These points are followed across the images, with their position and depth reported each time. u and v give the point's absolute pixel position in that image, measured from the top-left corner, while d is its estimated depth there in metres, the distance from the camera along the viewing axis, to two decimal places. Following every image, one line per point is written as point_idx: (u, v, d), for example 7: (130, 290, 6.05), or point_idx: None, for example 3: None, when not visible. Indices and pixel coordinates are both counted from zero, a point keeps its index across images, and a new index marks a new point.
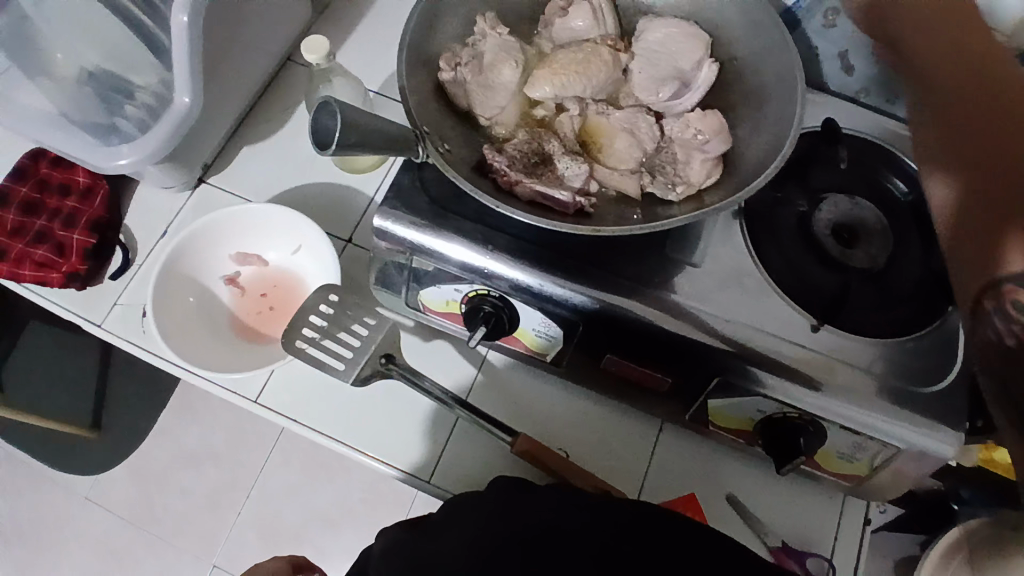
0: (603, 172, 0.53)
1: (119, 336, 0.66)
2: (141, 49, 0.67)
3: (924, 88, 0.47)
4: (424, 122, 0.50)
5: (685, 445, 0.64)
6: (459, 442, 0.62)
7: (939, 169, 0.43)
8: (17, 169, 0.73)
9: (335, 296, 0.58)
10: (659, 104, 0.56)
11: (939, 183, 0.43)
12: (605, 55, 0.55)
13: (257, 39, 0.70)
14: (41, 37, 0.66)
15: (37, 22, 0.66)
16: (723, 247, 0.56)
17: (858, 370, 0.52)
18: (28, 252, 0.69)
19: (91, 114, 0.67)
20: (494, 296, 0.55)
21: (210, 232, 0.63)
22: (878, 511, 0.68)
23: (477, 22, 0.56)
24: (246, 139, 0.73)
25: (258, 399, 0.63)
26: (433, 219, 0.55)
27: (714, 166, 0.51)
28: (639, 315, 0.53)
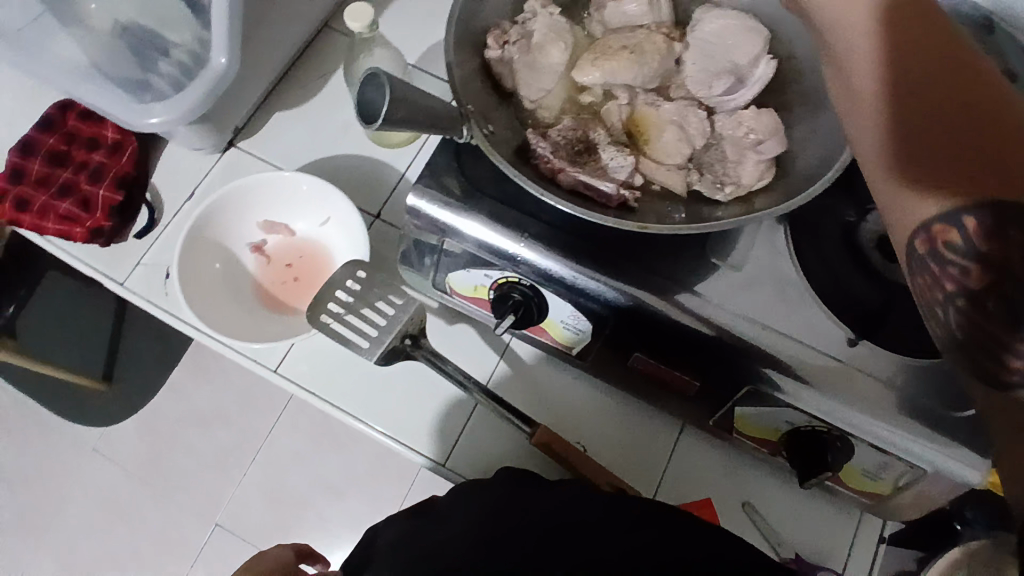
0: (649, 167, 0.51)
1: (142, 296, 0.65)
2: (182, 10, 0.66)
3: (839, 35, 0.32)
4: (468, 101, 0.48)
5: (706, 449, 0.63)
6: (477, 428, 0.61)
7: (894, 148, 0.29)
8: (46, 120, 0.72)
9: (362, 273, 0.57)
10: (712, 99, 0.53)
11: (892, 172, 0.29)
12: (659, 43, 0.53)
13: (297, 2, 0.68)
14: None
15: None
16: (764, 252, 0.55)
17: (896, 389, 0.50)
18: (52, 205, 0.68)
19: (126, 70, 0.66)
20: (525, 284, 0.54)
21: (239, 197, 0.62)
22: None
23: (528, 0, 0.55)
24: (279, 104, 0.72)
25: (278, 370, 0.63)
26: (469, 201, 0.54)
27: (767, 169, 0.49)
28: (673, 316, 0.51)
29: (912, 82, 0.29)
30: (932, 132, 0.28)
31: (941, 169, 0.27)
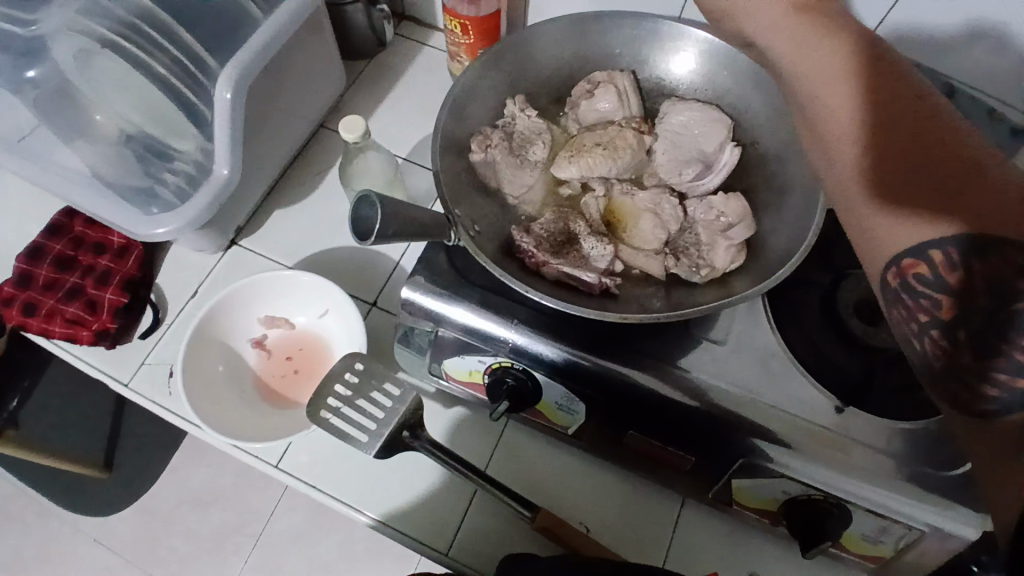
0: (628, 253, 0.54)
1: (145, 395, 0.67)
2: (184, 120, 0.69)
3: (823, 98, 0.40)
4: (455, 204, 0.52)
5: (707, 522, 0.63)
6: (478, 513, 0.62)
7: (880, 185, 0.36)
8: (53, 226, 0.76)
9: (359, 364, 0.59)
10: (682, 184, 0.57)
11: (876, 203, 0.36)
12: (630, 137, 0.57)
13: (294, 109, 0.73)
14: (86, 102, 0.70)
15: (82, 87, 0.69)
16: (746, 325, 0.57)
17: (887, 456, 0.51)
18: (59, 308, 0.71)
19: (129, 176, 0.71)
20: (517, 369, 0.56)
21: (241, 296, 0.64)
22: None
23: (507, 105, 0.59)
24: (278, 201, 0.76)
25: (279, 464, 0.64)
26: (460, 292, 0.57)
27: (738, 252, 0.52)
28: (662, 394, 0.53)
29: (889, 139, 0.36)
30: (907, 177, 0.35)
31: (918, 205, 0.34)
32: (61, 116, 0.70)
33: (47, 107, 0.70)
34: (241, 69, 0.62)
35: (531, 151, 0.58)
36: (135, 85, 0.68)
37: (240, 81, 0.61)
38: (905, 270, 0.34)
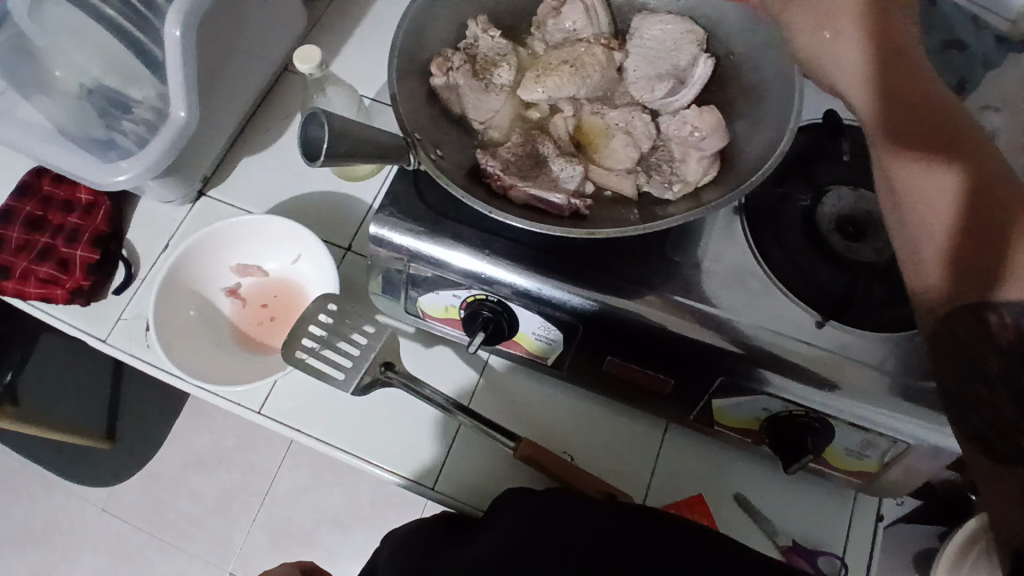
0: (599, 173, 0.52)
1: (125, 350, 0.66)
2: (139, 67, 0.67)
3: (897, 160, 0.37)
4: (416, 130, 0.50)
5: (690, 447, 0.63)
6: (463, 448, 0.61)
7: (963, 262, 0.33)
8: (21, 187, 0.73)
9: (334, 305, 0.59)
10: (655, 102, 0.55)
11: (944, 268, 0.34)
12: (599, 54, 0.55)
13: (252, 48, 0.70)
14: (41, 54, 0.66)
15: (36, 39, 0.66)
16: (724, 245, 0.56)
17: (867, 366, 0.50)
18: (33, 269, 0.68)
19: (89, 128, 0.67)
20: (493, 300, 0.55)
21: (210, 245, 0.63)
22: (894, 507, 0.66)
23: (469, 26, 0.56)
24: (245, 149, 0.74)
25: (261, 410, 0.63)
26: (430, 224, 0.55)
27: (711, 163, 0.50)
28: (639, 316, 0.52)
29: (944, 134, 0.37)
30: (921, 194, 0.36)
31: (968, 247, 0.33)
32: (9, 69, 0.65)
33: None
34: (190, 5, 0.58)
35: (495, 74, 0.56)
36: (91, 35, 0.66)
37: (189, 20, 0.58)
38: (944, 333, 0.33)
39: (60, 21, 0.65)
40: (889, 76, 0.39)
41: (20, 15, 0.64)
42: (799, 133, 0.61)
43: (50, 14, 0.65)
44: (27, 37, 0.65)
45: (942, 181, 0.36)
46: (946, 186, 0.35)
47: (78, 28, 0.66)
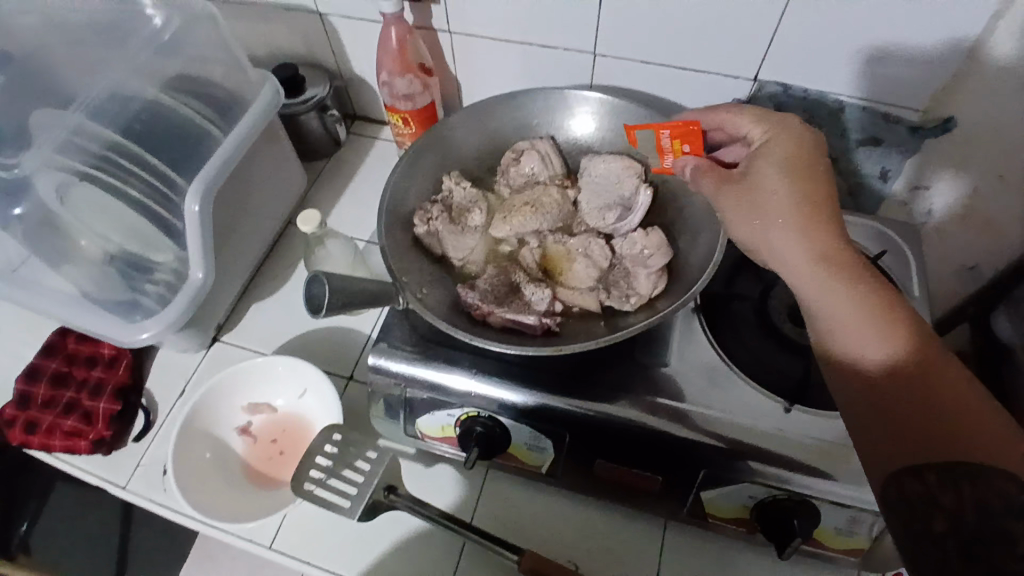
0: (565, 294, 0.59)
1: (142, 495, 0.70)
2: (158, 235, 0.73)
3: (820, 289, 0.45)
4: (403, 273, 0.58)
5: (692, 541, 0.64)
6: (469, 566, 0.63)
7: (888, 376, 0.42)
8: (48, 346, 0.80)
9: (338, 435, 0.64)
10: (608, 227, 0.64)
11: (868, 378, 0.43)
12: (554, 194, 0.65)
13: (260, 210, 0.81)
14: (65, 226, 0.72)
15: (62, 215, 0.71)
16: (689, 343, 0.61)
17: (839, 445, 0.54)
18: (58, 423, 0.73)
19: (113, 291, 0.74)
20: (484, 416, 0.60)
21: (224, 388, 0.69)
22: None
23: (444, 180, 0.66)
24: (254, 296, 0.82)
25: (272, 545, 0.65)
26: (421, 352, 0.61)
27: (659, 277, 0.58)
28: (618, 418, 0.57)
29: (841, 266, 0.45)
30: (846, 331, 0.44)
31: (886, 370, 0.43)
32: (39, 244, 0.71)
33: (27, 233, 0.71)
34: (207, 183, 0.69)
35: (469, 219, 0.65)
36: (114, 209, 0.72)
37: (205, 194, 0.69)
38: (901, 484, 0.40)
39: (85, 200, 0.72)
40: (811, 212, 0.47)
41: (47, 197, 0.70)
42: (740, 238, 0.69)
43: (74, 194, 0.71)
44: (55, 215, 0.71)
45: (850, 314, 0.44)
46: (862, 314, 0.43)
47: (101, 203, 0.72)
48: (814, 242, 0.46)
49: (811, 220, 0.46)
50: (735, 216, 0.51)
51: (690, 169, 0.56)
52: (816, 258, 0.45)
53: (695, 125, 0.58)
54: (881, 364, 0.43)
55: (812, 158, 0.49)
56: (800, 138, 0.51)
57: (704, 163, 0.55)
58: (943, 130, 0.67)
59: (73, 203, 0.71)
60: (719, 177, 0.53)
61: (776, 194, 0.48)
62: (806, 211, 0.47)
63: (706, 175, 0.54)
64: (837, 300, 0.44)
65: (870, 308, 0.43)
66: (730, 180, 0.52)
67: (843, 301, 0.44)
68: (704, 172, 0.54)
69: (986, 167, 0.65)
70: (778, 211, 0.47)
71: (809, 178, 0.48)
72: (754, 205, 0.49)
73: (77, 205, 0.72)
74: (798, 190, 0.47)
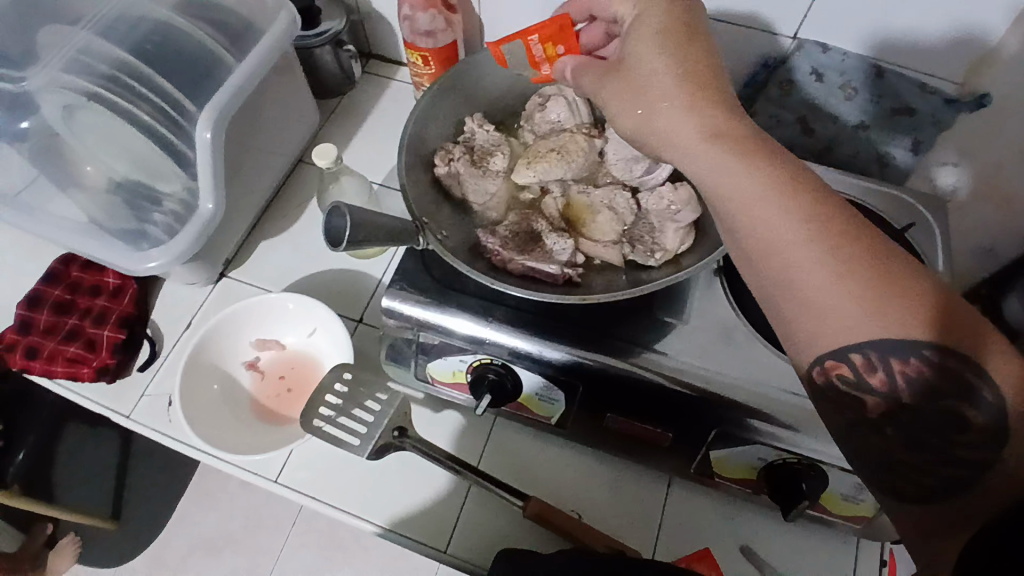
0: (587, 245, 0.58)
1: (147, 425, 0.69)
2: (166, 162, 0.71)
3: (742, 199, 0.40)
4: (423, 214, 0.56)
5: (695, 498, 0.65)
6: (474, 509, 0.63)
7: (847, 286, 0.36)
8: (51, 273, 0.78)
9: (348, 375, 0.63)
10: (634, 180, 0.62)
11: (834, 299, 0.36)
12: (582, 141, 0.62)
13: (271, 144, 0.78)
14: (70, 151, 0.72)
15: (68, 139, 0.72)
16: (708, 304, 0.61)
17: None
18: (60, 350, 0.73)
19: (120, 220, 0.71)
20: (497, 364, 0.59)
21: (232, 322, 0.68)
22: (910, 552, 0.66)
23: (466, 122, 0.64)
24: (263, 233, 0.80)
25: (278, 480, 0.65)
26: (436, 296, 0.60)
27: (686, 233, 0.57)
28: (634, 373, 0.56)
29: (731, 143, 0.41)
30: (784, 244, 0.38)
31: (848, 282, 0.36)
32: (47, 165, 0.72)
33: (36, 154, 0.72)
34: (219, 112, 0.66)
35: (491, 162, 0.62)
36: (121, 134, 0.71)
37: (218, 120, 0.66)
38: (835, 373, 0.37)
39: (91, 125, 0.71)
40: (697, 95, 0.43)
41: (56, 119, 0.71)
42: None
43: (81, 118, 0.71)
44: (62, 139, 0.72)
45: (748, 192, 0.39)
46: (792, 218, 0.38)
47: (108, 128, 0.71)
48: (700, 121, 0.42)
49: (697, 101, 0.43)
50: (620, 108, 0.47)
51: (570, 69, 0.53)
52: (707, 138, 0.42)
53: (563, 19, 0.55)
54: (792, 238, 0.37)
55: (689, 29, 0.46)
56: (678, 10, 0.46)
57: (582, 59, 0.51)
58: (977, 105, 0.63)
59: (79, 126, 0.72)
60: (605, 70, 0.48)
61: (659, 75, 0.44)
62: (688, 90, 0.43)
63: (584, 72, 0.51)
64: (768, 204, 0.39)
65: (770, 184, 0.39)
66: (611, 69, 0.48)
67: (739, 180, 0.40)
68: (584, 68, 0.51)
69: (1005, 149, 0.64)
70: (659, 96, 0.44)
71: (684, 52, 0.45)
72: (636, 86, 0.45)
73: (82, 127, 0.72)
74: (679, 64, 0.44)
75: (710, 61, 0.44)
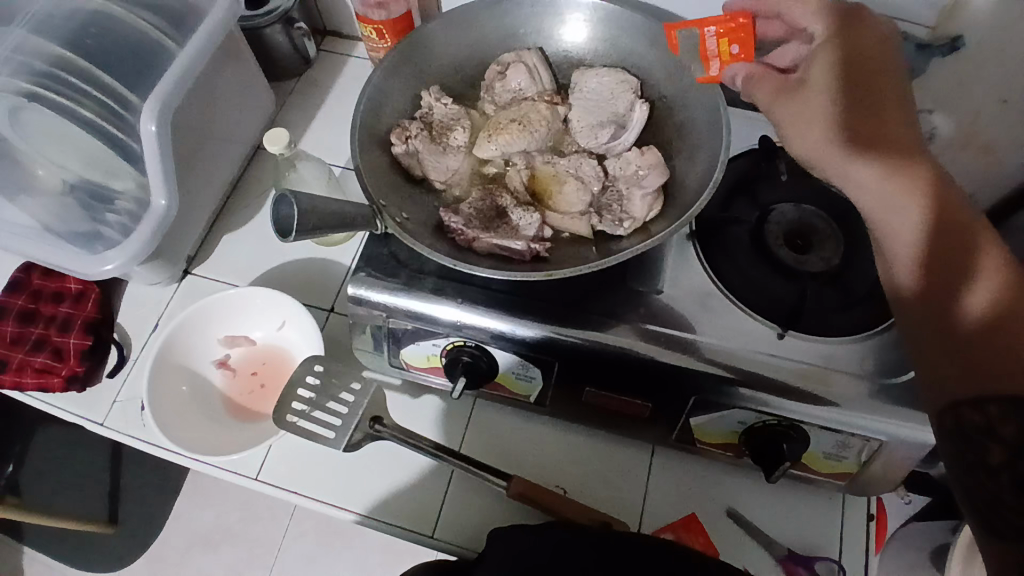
0: (554, 218, 0.57)
1: (122, 431, 0.68)
2: (117, 159, 0.68)
3: (889, 204, 0.43)
4: (381, 196, 0.54)
5: (680, 466, 0.65)
6: (458, 493, 0.63)
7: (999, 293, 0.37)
8: (12, 283, 0.75)
9: (320, 367, 0.62)
10: (600, 147, 0.60)
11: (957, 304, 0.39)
12: (544, 110, 0.60)
13: (226, 132, 0.75)
14: (18, 154, 0.68)
15: (12, 140, 0.67)
16: (682, 270, 0.59)
17: (841, 373, 0.53)
18: (28, 360, 0.71)
19: (72, 223, 0.68)
20: (470, 346, 0.58)
21: (199, 321, 0.66)
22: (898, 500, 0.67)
23: (423, 96, 0.61)
24: (226, 227, 0.78)
25: (258, 476, 0.64)
26: (403, 281, 0.58)
27: (655, 199, 0.55)
28: (610, 345, 0.55)
29: (856, 92, 0.46)
30: (901, 243, 0.42)
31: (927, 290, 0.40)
32: None
33: None
34: (163, 103, 0.63)
35: (451, 138, 0.60)
36: (68, 134, 0.67)
37: (162, 112, 0.63)
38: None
39: (34, 124, 0.67)
40: (839, 108, 0.46)
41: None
42: (739, 159, 0.66)
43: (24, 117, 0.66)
44: (6, 142, 0.67)
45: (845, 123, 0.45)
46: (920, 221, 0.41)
47: (55, 127, 0.67)
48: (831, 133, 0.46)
49: (843, 104, 0.46)
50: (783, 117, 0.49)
51: (741, 77, 0.53)
52: (829, 89, 0.47)
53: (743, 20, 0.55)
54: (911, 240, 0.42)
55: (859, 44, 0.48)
56: (841, 20, 0.50)
57: (756, 70, 0.52)
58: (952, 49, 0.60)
59: (23, 126, 0.67)
60: (778, 88, 0.50)
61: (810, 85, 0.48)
62: (845, 97, 0.46)
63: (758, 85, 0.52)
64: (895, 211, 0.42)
65: (901, 190, 0.42)
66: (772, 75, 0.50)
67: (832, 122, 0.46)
68: (758, 81, 0.51)
69: (990, 90, 0.60)
70: (805, 104, 0.48)
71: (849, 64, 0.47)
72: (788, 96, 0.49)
73: (28, 127, 0.67)
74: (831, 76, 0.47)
75: (869, 66, 0.47)
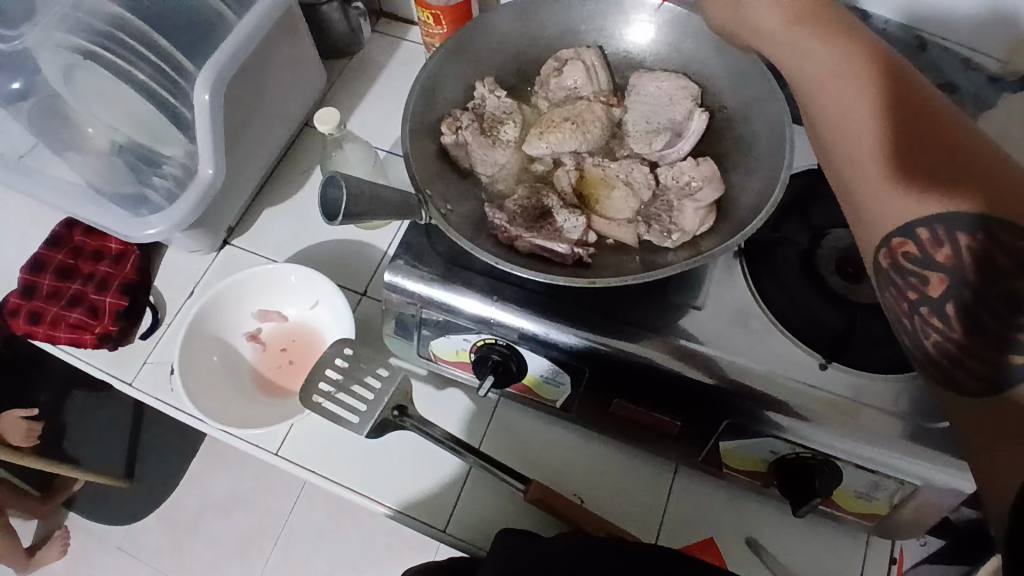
0: (601, 223, 0.55)
1: (149, 393, 0.69)
2: (166, 124, 0.68)
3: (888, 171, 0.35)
4: (427, 186, 0.53)
5: (701, 488, 0.63)
6: (474, 490, 0.62)
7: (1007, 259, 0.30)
8: (54, 238, 0.77)
9: (349, 350, 0.62)
10: (653, 154, 0.59)
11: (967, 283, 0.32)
12: (598, 112, 0.59)
13: (276, 107, 0.75)
14: (71, 113, 0.69)
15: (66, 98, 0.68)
16: (725, 289, 0.57)
17: (884, 412, 0.51)
18: (64, 315, 0.72)
19: (121, 184, 0.69)
20: (502, 344, 0.56)
21: (232, 291, 0.67)
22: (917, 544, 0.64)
23: (477, 87, 0.60)
24: (267, 201, 0.78)
25: (279, 452, 0.65)
26: (440, 272, 0.57)
27: (707, 214, 0.53)
28: (645, 358, 0.53)
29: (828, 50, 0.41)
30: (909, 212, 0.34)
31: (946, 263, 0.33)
32: (46, 131, 0.69)
33: (34, 119, 0.69)
34: (218, 74, 0.63)
35: (502, 131, 0.59)
36: (120, 96, 0.67)
37: (217, 82, 0.63)
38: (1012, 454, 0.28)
39: (87, 83, 0.67)
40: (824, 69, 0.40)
41: (52, 78, 0.67)
42: (796, 178, 0.63)
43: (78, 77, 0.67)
44: (62, 100, 0.68)
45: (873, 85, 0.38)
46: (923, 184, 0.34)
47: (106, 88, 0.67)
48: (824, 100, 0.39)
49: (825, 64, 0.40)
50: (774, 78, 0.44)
51: None
52: (800, 51, 0.41)
53: None
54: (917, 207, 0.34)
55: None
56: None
57: None
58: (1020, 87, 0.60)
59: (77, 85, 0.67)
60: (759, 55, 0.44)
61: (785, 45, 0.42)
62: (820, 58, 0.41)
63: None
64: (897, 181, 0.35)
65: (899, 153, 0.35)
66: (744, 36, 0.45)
67: (863, 81, 0.38)
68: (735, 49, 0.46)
69: None
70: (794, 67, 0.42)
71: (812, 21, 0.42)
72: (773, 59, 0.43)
73: (81, 86, 0.67)
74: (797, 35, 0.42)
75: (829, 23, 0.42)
